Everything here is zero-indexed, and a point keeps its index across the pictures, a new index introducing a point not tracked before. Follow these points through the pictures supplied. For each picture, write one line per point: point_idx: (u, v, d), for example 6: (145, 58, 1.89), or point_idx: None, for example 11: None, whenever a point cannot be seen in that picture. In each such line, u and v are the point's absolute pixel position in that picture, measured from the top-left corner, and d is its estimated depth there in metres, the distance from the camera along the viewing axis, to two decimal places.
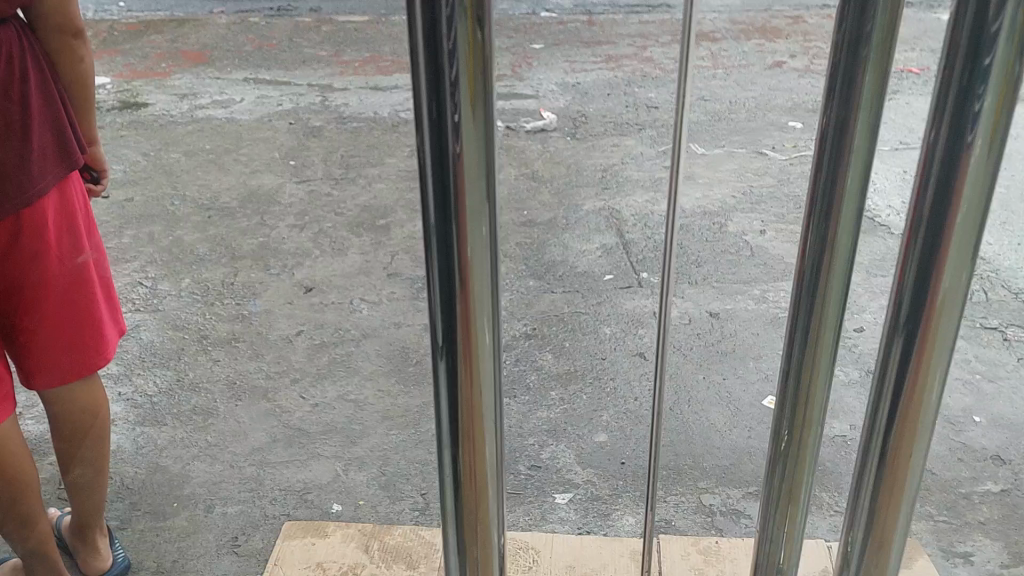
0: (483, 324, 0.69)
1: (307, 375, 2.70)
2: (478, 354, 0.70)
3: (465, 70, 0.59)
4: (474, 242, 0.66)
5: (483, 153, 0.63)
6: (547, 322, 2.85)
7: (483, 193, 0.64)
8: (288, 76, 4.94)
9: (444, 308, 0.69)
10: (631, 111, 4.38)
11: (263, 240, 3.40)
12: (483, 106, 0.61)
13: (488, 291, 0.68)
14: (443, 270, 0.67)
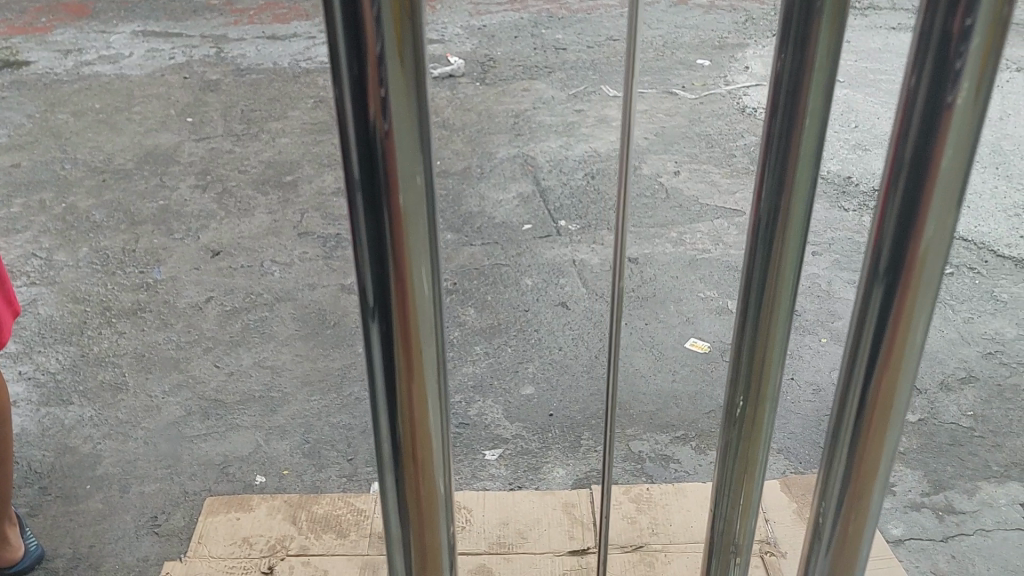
0: (428, 356, 0.55)
1: (220, 343, 2.60)
2: (416, 382, 0.55)
3: (390, 36, 0.45)
4: (414, 253, 0.51)
5: (412, 118, 0.48)
6: (466, 276, 2.80)
7: (413, 172, 0.49)
8: (180, 27, 4.70)
9: (372, 313, 0.54)
10: (539, 53, 4.31)
11: (164, 202, 3.25)
12: (411, 58, 0.46)
13: (433, 315, 0.54)
14: (369, 268, 0.52)
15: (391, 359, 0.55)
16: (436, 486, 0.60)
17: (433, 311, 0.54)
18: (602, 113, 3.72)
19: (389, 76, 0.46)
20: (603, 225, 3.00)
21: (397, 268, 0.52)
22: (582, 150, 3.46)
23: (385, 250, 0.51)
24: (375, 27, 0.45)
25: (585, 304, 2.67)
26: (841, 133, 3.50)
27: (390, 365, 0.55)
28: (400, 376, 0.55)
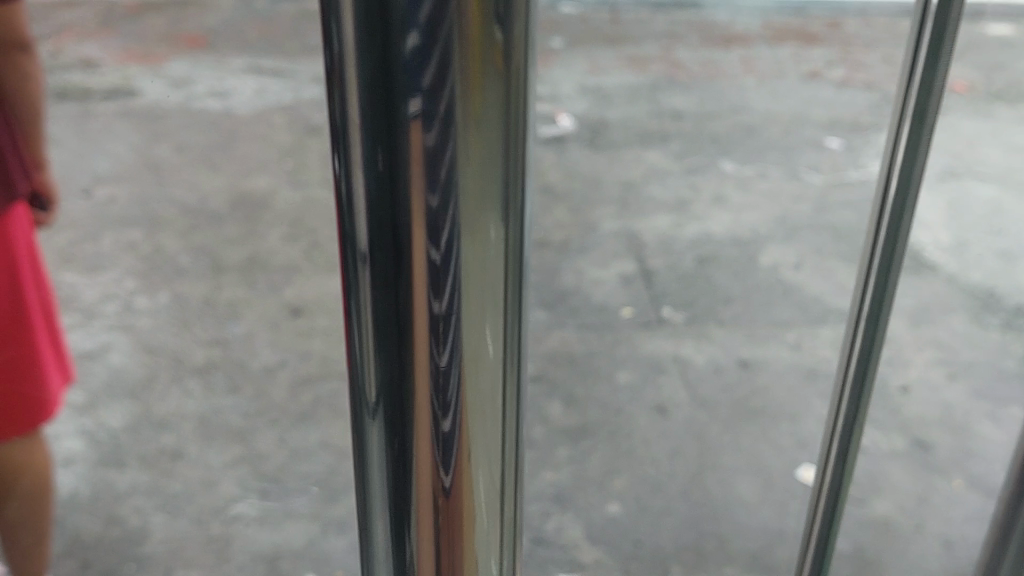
0: (483, 544, 0.45)
1: (287, 415, 2.43)
2: (464, 536, 0.45)
3: (462, 172, 0.37)
4: (469, 425, 0.42)
5: (491, 220, 0.39)
6: (557, 364, 2.60)
7: (492, 280, 0.40)
8: (291, 66, 4.66)
9: (396, 452, 0.44)
10: (655, 120, 4.11)
11: (251, 251, 3.14)
12: (492, 145, 0.37)
13: (495, 494, 0.44)
14: (391, 393, 0.42)
15: (423, 551, 0.45)
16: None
17: (496, 493, 0.44)
18: (720, 192, 3.52)
19: (457, 215, 0.38)
20: (712, 319, 2.80)
21: (447, 442, 0.42)
22: (693, 232, 3.25)
23: (429, 421, 0.42)
24: (441, 152, 0.37)
25: (687, 411, 2.46)
26: (984, 236, 3.35)
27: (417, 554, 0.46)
28: (440, 567, 0.46)
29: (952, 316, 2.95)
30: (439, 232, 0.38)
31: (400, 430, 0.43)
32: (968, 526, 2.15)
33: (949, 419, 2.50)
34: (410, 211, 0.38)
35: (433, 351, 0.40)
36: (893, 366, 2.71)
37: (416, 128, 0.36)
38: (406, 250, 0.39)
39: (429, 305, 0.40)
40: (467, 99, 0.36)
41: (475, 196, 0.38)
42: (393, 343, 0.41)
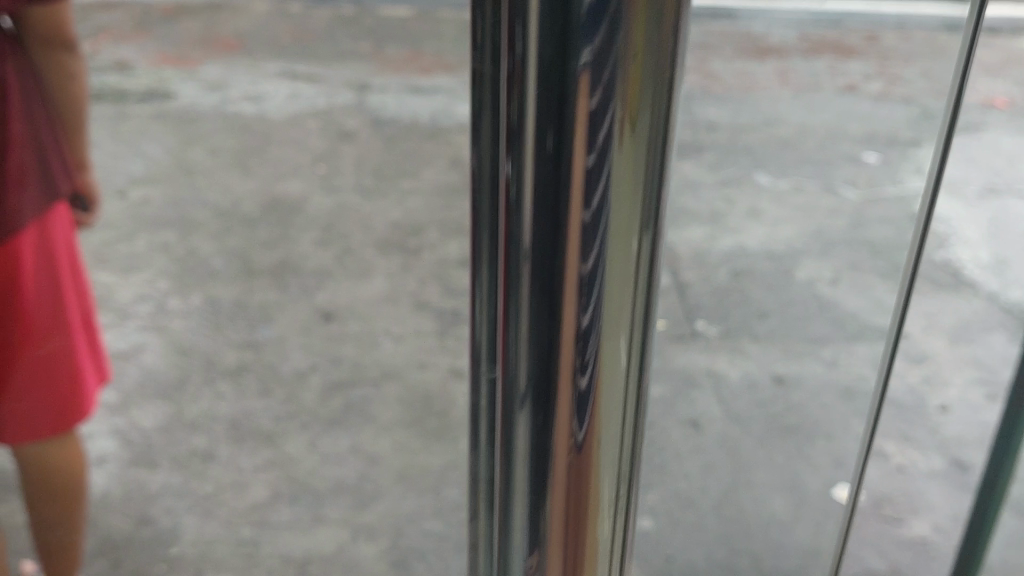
0: (607, 507, 0.45)
1: (318, 419, 2.43)
2: (596, 506, 0.45)
3: (620, 132, 0.37)
4: (606, 389, 0.42)
5: (644, 184, 0.39)
6: None
7: (640, 244, 0.40)
8: (325, 71, 4.68)
9: (533, 423, 0.43)
10: (688, 129, 4.07)
11: (284, 254, 3.15)
12: (653, 111, 0.37)
13: (622, 456, 0.44)
14: (533, 361, 0.42)
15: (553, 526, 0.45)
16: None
17: (626, 460, 0.44)
18: (756, 204, 3.51)
19: (613, 176, 0.38)
20: (747, 334, 2.81)
21: (583, 407, 0.42)
22: (728, 245, 3.24)
23: (568, 386, 0.42)
24: (604, 114, 0.36)
25: (720, 426, 2.45)
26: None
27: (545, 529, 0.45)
28: (565, 536, 0.45)
29: (992, 335, 2.89)
30: (593, 193, 0.38)
31: (537, 399, 0.43)
32: (1006, 551, 2.10)
33: (987, 439, 2.43)
34: (567, 174, 0.38)
35: (578, 314, 0.40)
36: (933, 385, 2.65)
37: (582, 85, 0.36)
38: (559, 215, 0.39)
39: (578, 269, 0.39)
40: (632, 57, 0.36)
41: (630, 154, 0.37)
42: (537, 310, 0.41)
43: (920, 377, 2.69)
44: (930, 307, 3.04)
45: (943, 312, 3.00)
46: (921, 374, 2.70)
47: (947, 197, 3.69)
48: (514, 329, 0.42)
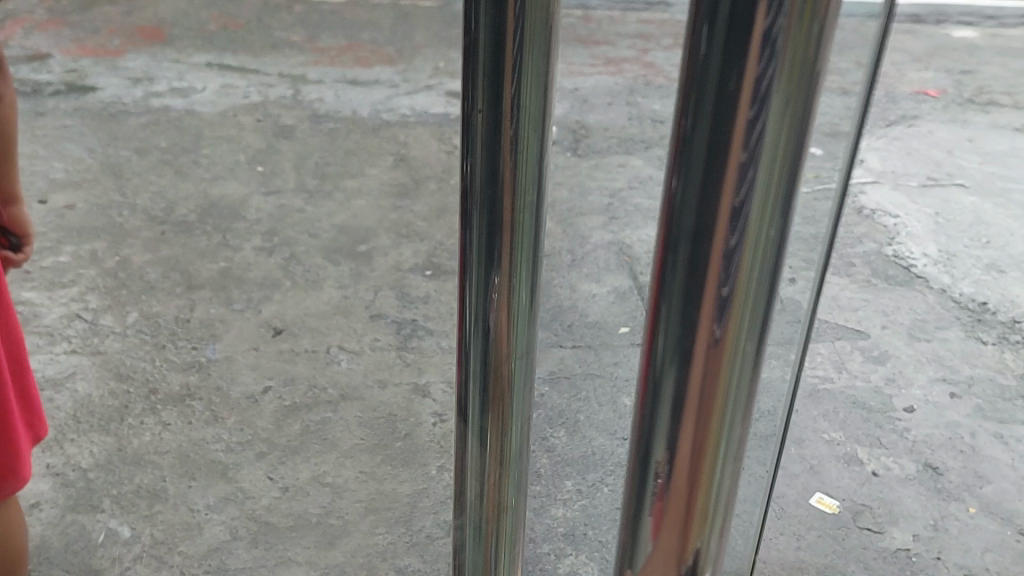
0: (733, 413, 0.48)
1: (274, 448, 2.28)
2: (710, 468, 0.49)
3: (784, 65, 0.39)
4: (743, 303, 0.45)
5: (787, 172, 0.42)
6: (557, 387, 2.50)
7: (782, 224, 0.43)
8: (256, 62, 4.47)
9: (671, 393, 0.48)
10: (634, 124, 4.24)
11: (225, 265, 2.98)
12: (805, 97, 0.40)
13: (751, 365, 0.47)
14: (681, 334, 0.46)
15: (677, 485, 0.50)
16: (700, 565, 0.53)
17: (742, 428, 0.48)
18: None
19: (762, 163, 0.41)
20: None
21: (710, 376, 0.47)
22: None
23: (712, 292, 0.45)
24: (764, 104, 0.40)
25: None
26: (970, 247, 3.27)
27: (669, 489, 0.50)
28: (689, 499, 0.50)
29: (948, 329, 2.82)
30: (745, 180, 0.42)
31: (680, 370, 0.47)
32: (988, 555, 2.02)
33: (957, 441, 2.33)
34: (725, 162, 0.42)
35: (726, 232, 0.43)
36: (896, 384, 2.55)
37: (743, 85, 0.40)
38: (711, 202, 0.43)
39: (726, 249, 0.43)
40: (794, 49, 0.39)
41: (794, 93, 0.40)
42: (689, 287, 0.45)
43: (883, 374, 2.59)
44: (885, 302, 2.95)
45: (898, 309, 2.91)
46: (884, 372, 2.60)
47: (890, 189, 3.69)
48: (664, 307, 0.46)
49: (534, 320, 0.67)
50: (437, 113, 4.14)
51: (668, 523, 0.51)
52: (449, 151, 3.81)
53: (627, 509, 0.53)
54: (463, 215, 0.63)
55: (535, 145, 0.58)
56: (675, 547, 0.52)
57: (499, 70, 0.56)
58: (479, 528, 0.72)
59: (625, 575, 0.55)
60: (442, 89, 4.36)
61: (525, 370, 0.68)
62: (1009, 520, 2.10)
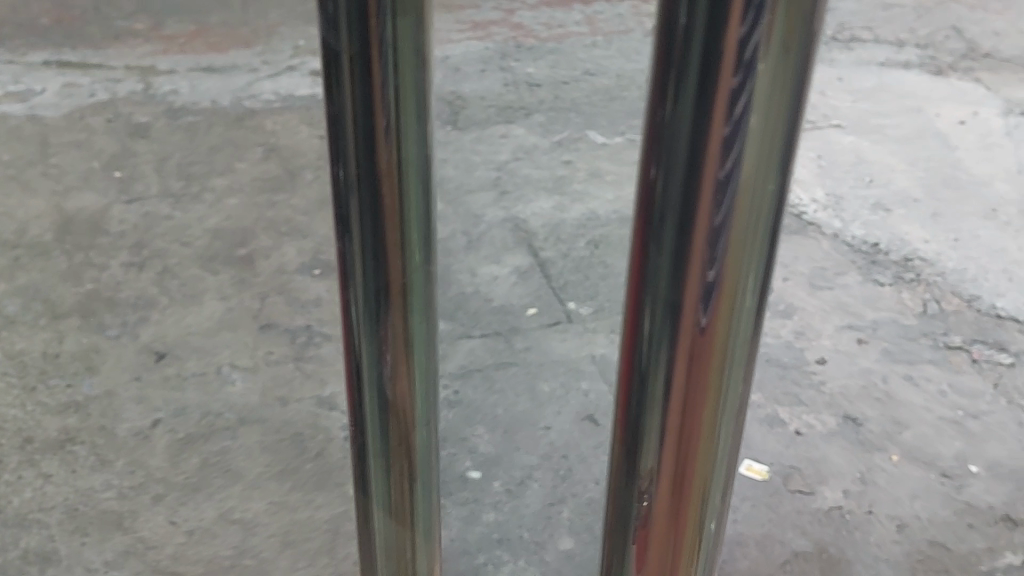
0: (751, 237, 0.91)
1: (173, 488, 2.11)
2: (721, 312, 0.96)
3: (757, 59, 0.80)
4: (743, 176, 0.86)
5: (754, 154, 0.86)
6: (469, 381, 2.39)
7: (755, 176, 0.87)
8: (99, 58, 4.14)
9: (679, 262, 0.93)
10: (510, 89, 4.14)
11: (92, 287, 2.73)
12: (758, 123, 0.84)
13: (765, 211, 0.90)
14: (680, 232, 0.91)
15: (688, 316, 0.97)
16: (731, 332, 0.98)
17: (745, 283, 0.94)
18: (594, 162, 3.56)
19: (740, 145, 0.85)
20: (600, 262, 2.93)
21: (713, 253, 0.91)
22: (578, 212, 3.21)
23: (716, 173, 0.86)
24: (739, 122, 0.83)
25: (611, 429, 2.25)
26: (856, 188, 3.31)
27: (685, 319, 0.97)
28: (703, 322, 0.97)
29: (846, 275, 2.83)
30: (727, 154, 0.85)
31: (682, 248, 0.92)
32: (917, 503, 2.02)
33: (872, 389, 2.33)
34: (710, 149, 0.85)
35: (723, 138, 0.84)
36: (806, 337, 2.53)
37: (724, 106, 0.82)
38: (702, 169, 0.87)
39: (716, 188, 0.87)
40: (757, 95, 0.82)
41: (764, 77, 0.81)
42: (687, 208, 0.89)
43: (791, 329, 2.56)
44: (783, 253, 2.92)
45: (796, 258, 2.90)
46: (792, 327, 2.57)
47: None
48: (672, 217, 0.91)
49: (426, 220, 1.10)
50: (303, 96, 3.92)
51: (689, 343, 0.98)
52: (322, 137, 3.62)
53: (648, 308, 1.00)
54: (355, 183, 1.05)
55: (412, 142, 1.02)
56: (689, 356, 0.99)
57: (365, 70, 0.96)
58: (392, 356, 1.17)
59: (661, 347, 1.00)
60: (306, 69, 4.14)
61: (419, 250, 1.10)
62: (932, 463, 2.11)
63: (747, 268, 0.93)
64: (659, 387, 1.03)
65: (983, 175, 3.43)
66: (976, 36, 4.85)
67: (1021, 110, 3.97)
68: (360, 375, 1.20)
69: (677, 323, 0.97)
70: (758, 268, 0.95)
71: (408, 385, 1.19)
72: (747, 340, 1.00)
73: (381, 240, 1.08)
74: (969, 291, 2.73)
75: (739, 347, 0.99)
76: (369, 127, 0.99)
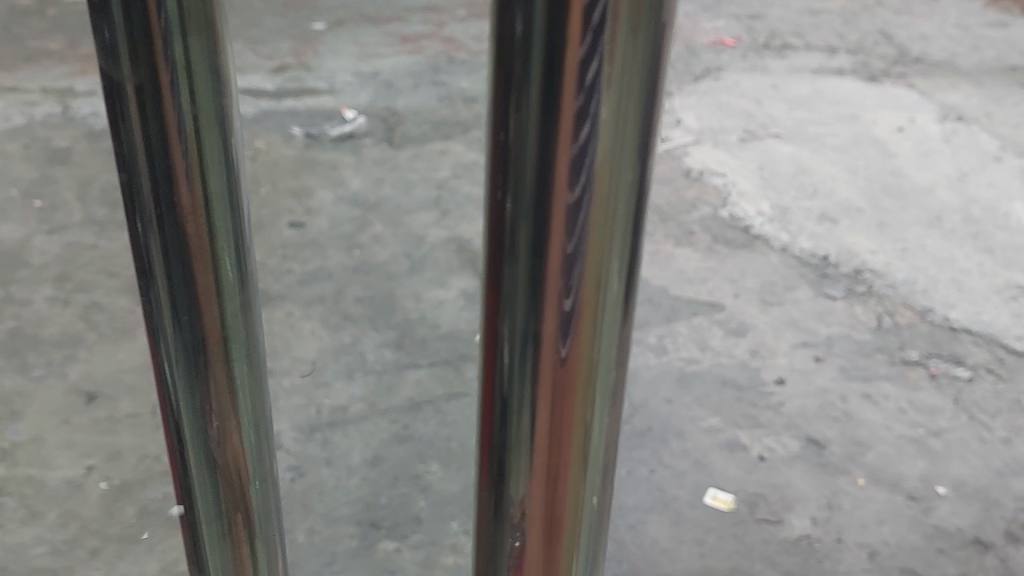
0: (611, 316, 0.63)
1: (111, 542, 1.98)
2: (578, 411, 0.66)
3: (608, 68, 0.53)
4: (595, 252, 0.59)
5: (618, 179, 0.57)
6: (419, 415, 2.28)
7: (621, 215, 0.59)
8: (12, 80, 3.94)
9: (531, 349, 0.64)
10: (444, 104, 4.04)
11: (13, 324, 2.56)
12: (626, 127, 0.55)
13: (619, 282, 0.62)
14: (531, 301, 0.62)
15: (543, 430, 0.67)
16: (588, 445, 0.69)
17: (602, 367, 0.65)
18: None
19: (590, 166, 0.56)
20: None
21: (565, 315, 0.62)
22: None
23: (560, 245, 0.59)
24: (587, 130, 0.54)
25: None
26: (799, 199, 3.29)
27: (543, 431, 0.67)
28: (552, 434, 0.67)
29: (797, 290, 2.80)
30: (577, 185, 0.56)
31: (535, 333, 0.63)
32: (885, 527, 1.99)
33: (830, 409, 2.29)
34: (556, 179, 0.56)
35: (568, 196, 0.57)
36: (761, 356, 2.48)
37: (568, 108, 0.54)
38: (549, 206, 0.57)
39: (564, 244, 0.59)
40: (611, 91, 0.53)
41: (619, 62, 0.53)
42: (534, 272, 0.60)
43: (746, 348, 2.51)
44: (732, 269, 2.89)
45: (745, 274, 2.87)
46: (746, 346, 2.53)
47: (711, 147, 3.66)
48: (514, 281, 0.62)
49: (247, 283, 0.81)
50: None
51: (542, 459, 0.69)
52: (252, 159, 3.53)
53: (495, 415, 0.70)
54: (159, 248, 0.76)
55: (221, 195, 0.74)
56: (551, 475, 0.69)
57: (161, 116, 0.69)
58: (215, 473, 0.88)
59: (514, 460, 0.70)
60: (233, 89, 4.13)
61: (242, 327, 0.82)
62: (897, 486, 2.08)
63: (601, 363, 0.65)
64: (510, 518, 0.73)
65: (924, 182, 3.44)
66: (903, 41, 4.91)
67: (956, 115, 4.02)
68: (192, 495, 0.91)
69: (519, 438, 0.69)
70: (614, 357, 0.66)
71: (241, 503, 0.91)
72: (609, 439, 0.71)
73: (197, 322, 0.79)
74: (921, 303, 2.74)
75: (599, 468, 0.71)
76: (172, 184, 0.72)
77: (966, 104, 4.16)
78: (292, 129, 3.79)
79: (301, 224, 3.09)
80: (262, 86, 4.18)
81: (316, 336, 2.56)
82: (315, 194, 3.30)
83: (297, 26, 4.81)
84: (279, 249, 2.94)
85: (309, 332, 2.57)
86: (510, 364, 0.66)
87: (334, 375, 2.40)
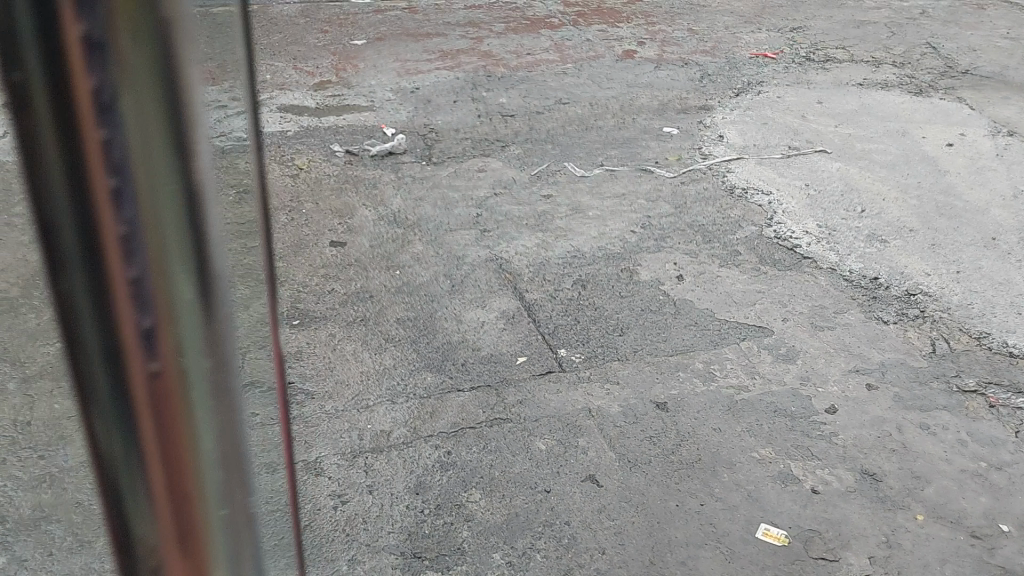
0: (191, 328, 0.61)
1: None
2: (193, 432, 0.63)
3: (114, 49, 0.52)
4: (156, 260, 0.57)
5: (165, 175, 0.56)
6: (461, 440, 2.22)
7: (177, 217, 0.57)
8: None
9: (117, 387, 0.59)
10: (483, 120, 4.02)
11: (61, 345, 2.54)
12: (160, 108, 0.54)
13: (192, 287, 0.60)
14: (104, 330, 0.57)
15: (154, 468, 0.63)
16: (207, 468, 0.66)
17: (204, 374, 0.63)
18: (575, 195, 3.43)
19: (134, 160, 0.54)
20: (590, 304, 2.78)
21: (145, 333, 0.58)
22: (563, 249, 3.08)
23: (118, 265, 0.56)
24: (114, 123, 0.53)
25: (613, 504, 2.05)
26: (847, 218, 3.21)
27: (152, 469, 0.63)
28: (169, 467, 0.63)
29: (847, 313, 2.72)
30: (126, 186, 0.54)
31: (116, 364, 0.59)
32: (948, 567, 1.91)
33: (887, 441, 2.24)
34: (94, 185, 0.53)
35: (118, 206, 0.54)
36: (812, 385, 2.43)
37: (87, 106, 0.52)
38: (97, 217, 0.54)
39: (125, 261, 0.56)
40: (129, 75, 0.53)
41: (131, 38, 0.52)
42: (100, 299, 0.56)
43: (795, 375, 2.46)
44: (780, 291, 2.83)
45: (794, 297, 2.80)
46: (797, 373, 2.48)
47: (756, 164, 3.60)
48: (75, 322, 0.57)
49: None
50: (273, 133, 3.89)
51: (164, 501, 0.64)
52: (293, 176, 3.52)
53: (100, 479, 0.64)
54: None
55: None
56: (174, 516, 0.65)
57: None
58: None
59: (128, 515, 0.64)
60: (275, 105, 4.14)
61: None
62: (959, 523, 2.01)
63: (198, 372, 0.63)
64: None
65: (977, 200, 3.35)
66: (951, 53, 4.81)
67: (1006, 130, 3.93)
68: None
69: (132, 492, 0.63)
70: (212, 368, 0.64)
71: None
72: (235, 456, 0.69)
73: None
74: (978, 328, 2.65)
75: (227, 489, 0.68)
76: None
77: (1018, 118, 4.05)
78: (332, 146, 3.77)
79: (342, 242, 3.07)
80: (302, 103, 4.17)
81: (359, 358, 2.50)
82: (356, 212, 3.28)
83: (338, 45, 4.85)
84: (321, 269, 2.90)
85: (352, 354, 2.51)
86: (94, 414, 0.61)
87: (376, 399, 2.35)
